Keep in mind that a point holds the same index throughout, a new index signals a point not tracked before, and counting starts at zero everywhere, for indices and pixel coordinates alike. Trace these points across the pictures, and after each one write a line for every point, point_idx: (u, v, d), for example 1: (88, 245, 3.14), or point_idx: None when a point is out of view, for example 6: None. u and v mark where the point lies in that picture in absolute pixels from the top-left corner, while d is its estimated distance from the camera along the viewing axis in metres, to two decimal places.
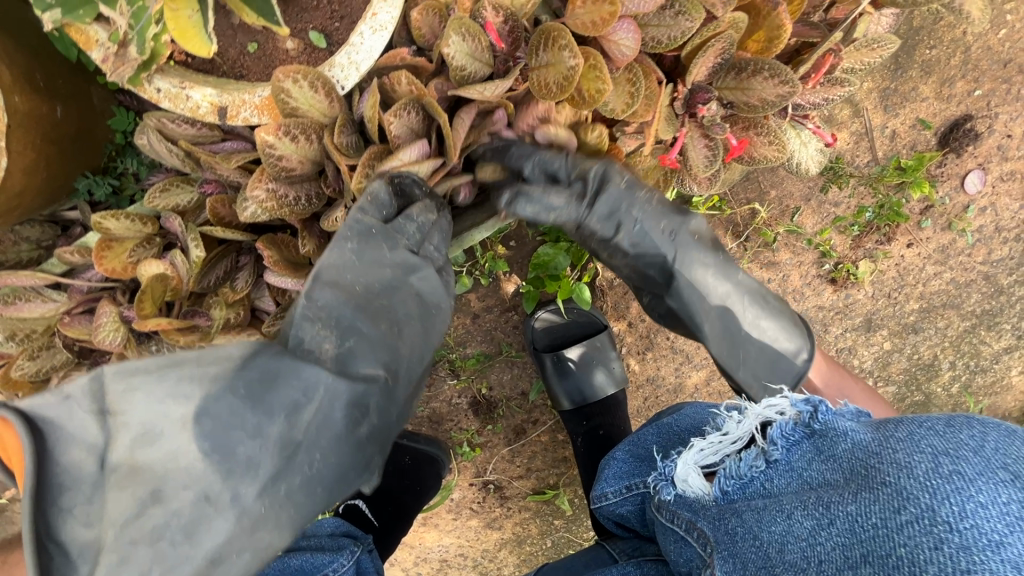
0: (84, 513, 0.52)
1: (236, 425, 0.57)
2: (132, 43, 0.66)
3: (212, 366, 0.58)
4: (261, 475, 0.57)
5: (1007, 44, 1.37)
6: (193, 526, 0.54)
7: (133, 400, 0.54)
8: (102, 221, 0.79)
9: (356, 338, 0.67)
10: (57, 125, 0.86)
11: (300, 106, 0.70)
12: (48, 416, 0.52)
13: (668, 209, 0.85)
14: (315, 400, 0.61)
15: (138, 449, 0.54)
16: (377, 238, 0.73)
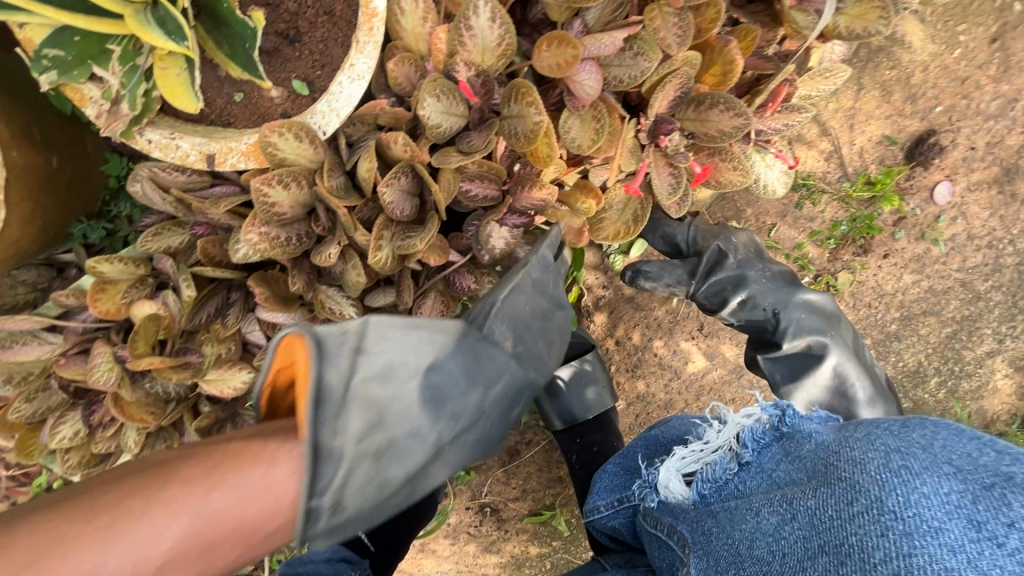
0: (331, 425, 0.62)
1: (445, 388, 0.71)
2: (123, 100, 0.72)
3: (441, 335, 0.72)
4: (455, 425, 0.72)
5: (964, 62, 1.42)
6: (404, 452, 0.69)
7: (389, 345, 0.67)
8: (96, 265, 0.84)
9: (524, 347, 0.83)
10: (53, 174, 0.90)
11: (287, 156, 0.74)
12: (328, 343, 0.61)
13: (780, 285, 1.16)
14: (502, 383, 0.78)
15: (375, 385, 0.66)
16: (540, 268, 0.85)
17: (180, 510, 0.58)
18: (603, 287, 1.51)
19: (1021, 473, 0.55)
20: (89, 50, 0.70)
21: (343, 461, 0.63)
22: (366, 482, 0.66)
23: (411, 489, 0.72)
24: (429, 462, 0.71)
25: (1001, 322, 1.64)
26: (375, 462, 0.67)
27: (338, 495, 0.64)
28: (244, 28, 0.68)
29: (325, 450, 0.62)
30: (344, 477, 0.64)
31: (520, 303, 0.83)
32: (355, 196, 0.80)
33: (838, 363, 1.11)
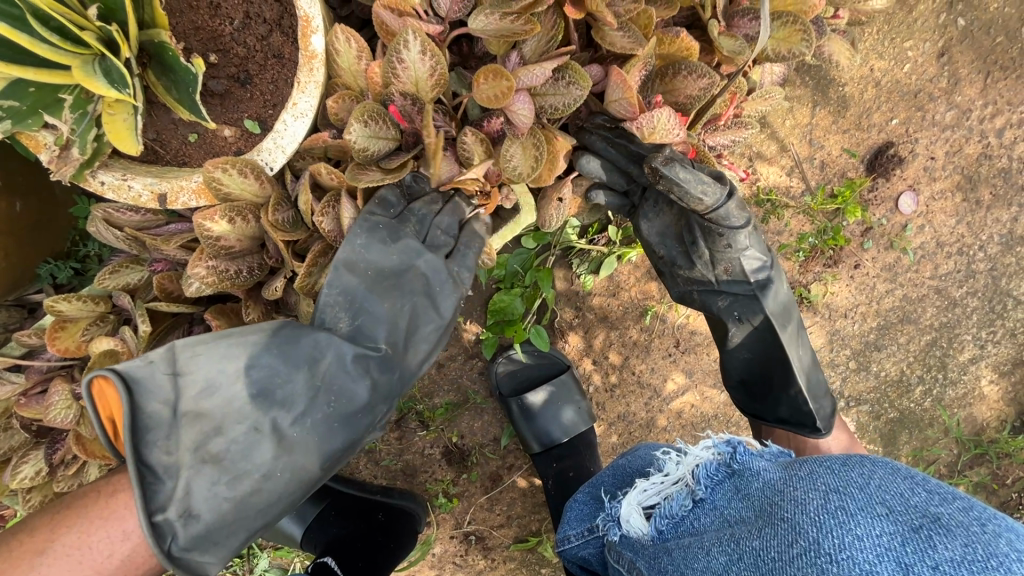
0: (163, 444, 0.72)
1: (271, 380, 0.78)
2: (73, 145, 0.75)
3: (252, 335, 0.78)
4: (293, 409, 0.78)
5: (914, 77, 1.45)
6: (249, 448, 0.76)
7: (198, 361, 0.75)
8: (54, 304, 0.85)
9: (366, 317, 0.83)
10: (15, 219, 0.95)
11: (232, 191, 0.77)
12: (136, 376, 0.71)
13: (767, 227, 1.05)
14: (330, 356, 0.80)
15: (203, 400, 0.75)
16: (364, 237, 0.81)
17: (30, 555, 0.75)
18: (576, 308, 1.51)
19: (946, 514, 0.58)
20: (44, 99, 0.74)
21: (183, 472, 0.73)
22: (218, 484, 0.75)
23: (276, 482, 0.78)
24: (279, 450, 0.77)
25: (981, 327, 1.64)
26: (220, 465, 0.75)
27: (187, 505, 0.73)
28: (188, 73, 0.72)
29: (159, 467, 0.72)
30: (186, 487, 0.73)
31: (357, 273, 0.82)
32: (301, 229, 0.83)
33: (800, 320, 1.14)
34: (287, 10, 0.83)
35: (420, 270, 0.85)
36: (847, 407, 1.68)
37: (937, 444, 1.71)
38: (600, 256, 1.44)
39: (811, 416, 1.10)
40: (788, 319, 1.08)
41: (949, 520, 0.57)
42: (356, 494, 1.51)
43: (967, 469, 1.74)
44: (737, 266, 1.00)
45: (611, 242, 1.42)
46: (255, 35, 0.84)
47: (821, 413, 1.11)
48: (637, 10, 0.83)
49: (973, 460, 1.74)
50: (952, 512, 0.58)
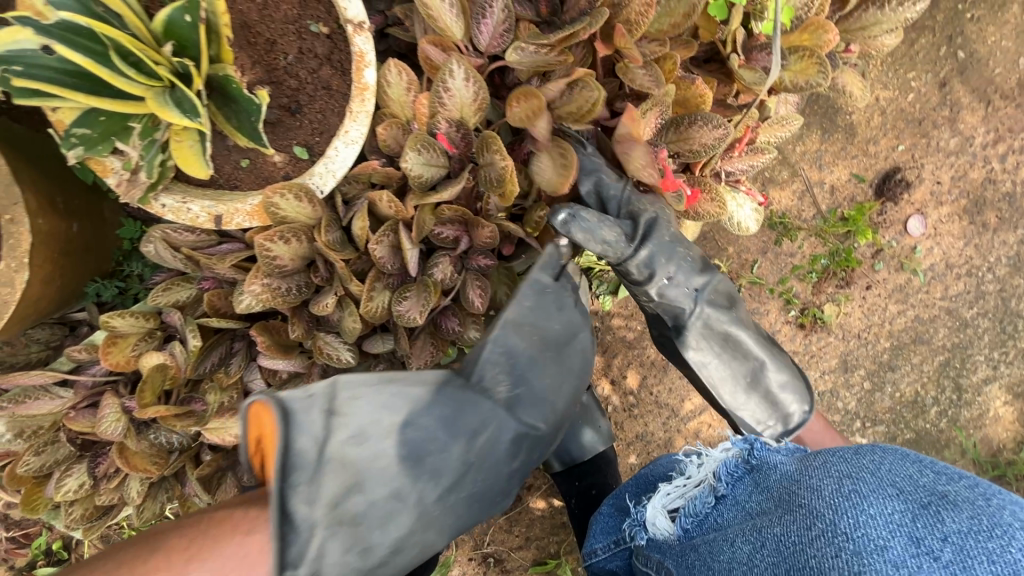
0: (306, 491, 0.66)
1: (425, 445, 0.74)
2: (141, 169, 0.80)
3: (418, 388, 0.75)
4: (440, 482, 0.75)
5: (918, 105, 1.51)
6: (387, 514, 0.72)
7: (358, 407, 0.72)
8: (109, 320, 0.89)
9: (523, 387, 0.84)
10: (71, 239, 0.97)
11: (287, 214, 0.82)
12: (296, 410, 0.67)
13: (698, 269, 0.96)
14: (487, 431, 0.79)
15: (351, 446, 0.71)
16: (533, 300, 0.87)
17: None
18: (595, 328, 1.55)
19: (952, 492, 0.60)
20: (112, 127, 0.78)
21: (314, 531, 0.67)
22: (348, 548, 0.69)
23: (402, 553, 0.74)
24: (417, 523, 0.74)
25: (993, 348, 1.67)
26: (357, 526, 0.70)
27: (315, 566, 0.67)
28: (251, 104, 0.78)
29: (296, 519, 0.66)
30: (319, 546, 0.67)
31: (522, 336, 0.86)
32: (350, 249, 0.88)
33: (750, 355, 0.97)
34: (337, 46, 0.89)
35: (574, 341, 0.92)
36: (863, 428, 1.68)
37: (955, 466, 1.71)
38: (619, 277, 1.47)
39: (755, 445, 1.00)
40: (725, 354, 0.97)
41: (956, 497, 0.59)
42: None
43: None
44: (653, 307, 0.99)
45: None
46: (307, 68, 0.90)
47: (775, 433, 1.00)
48: (662, 52, 0.89)
49: (991, 482, 1.74)
50: (959, 489, 0.60)
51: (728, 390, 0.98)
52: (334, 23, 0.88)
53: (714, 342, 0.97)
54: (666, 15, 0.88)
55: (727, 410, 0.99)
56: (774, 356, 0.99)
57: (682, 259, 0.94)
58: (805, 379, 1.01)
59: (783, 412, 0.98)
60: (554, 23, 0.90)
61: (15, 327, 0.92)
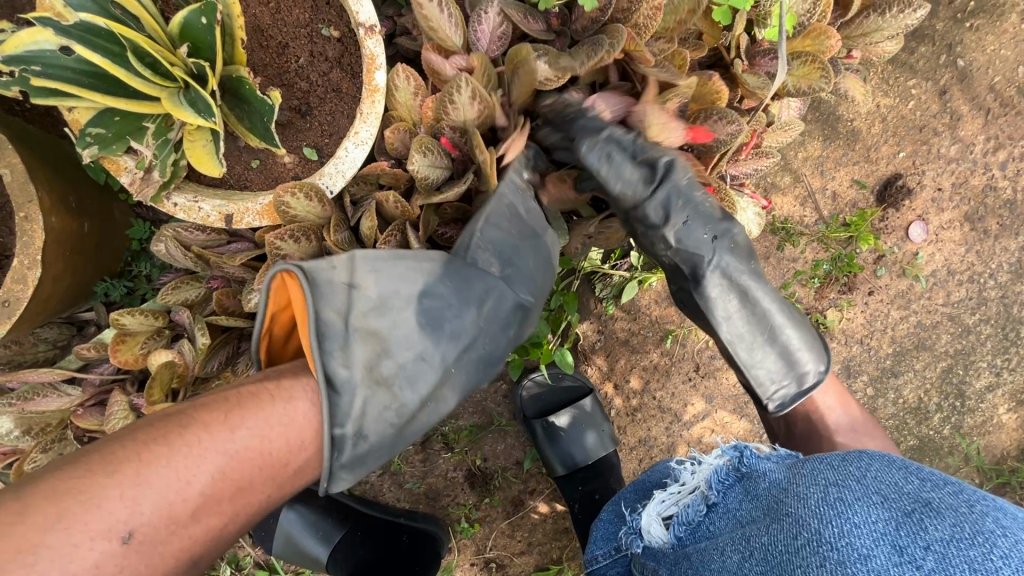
0: (341, 354, 0.72)
1: (441, 311, 0.80)
2: (155, 168, 0.81)
3: (425, 263, 0.81)
4: (460, 343, 0.80)
5: (919, 113, 1.53)
6: (414, 377, 0.77)
7: (375, 279, 0.76)
8: (119, 318, 0.89)
9: (515, 268, 0.87)
10: (83, 237, 0.98)
11: (298, 213, 0.83)
12: (321, 280, 0.71)
13: (717, 218, 0.92)
14: (491, 301, 0.84)
15: (373, 316, 0.76)
16: (510, 197, 0.86)
17: (208, 453, 0.65)
18: (598, 332, 1.55)
19: (936, 498, 0.61)
20: (127, 127, 0.80)
21: (356, 391, 0.72)
22: (386, 408, 0.75)
23: (431, 416, 0.80)
24: (441, 385, 0.79)
25: (996, 354, 1.67)
26: (390, 389, 0.75)
27: (359, 426, 0.73)
28: (264, 105, 0.79)
29: (336, 380, 0.71)
30: (361, 406, 0.73)
31: (503, 227, 0.86)
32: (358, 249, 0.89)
33: (766, 305, 0.96)
34: (348, 50, 0.90)
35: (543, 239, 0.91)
36: None
37: (958, 472, 1.72)
38: (623, 281, 1.47)
39: (766, 405, 0.98)
40: (743, 308, 0.95)
41: (939, 504, 0.60)
42: (379, 516, 1.50)
43: None
44: (667, 259, 0.95)
45: (633, 268, 1.44)
46: (318, 71, 0.91)
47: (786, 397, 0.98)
48: (671, 49, 0.91)
49: (995, 490, 1.74)
50: (942, 496, 0.61)
51: (745, 346, 0.96)
52: (345, 27, 0.89)
53: (732, 293, 0.94)
54: (671, 13, 0.88)
55: (742, 368, 0.97)
56: (790, 313, 0.98)
57: (700, 206, 0.90)
58: (822, 340, 1.01)
59: (799, 372, 0.97)
60: (566, 33, 0.91)
61: (25, 326, 0.92)
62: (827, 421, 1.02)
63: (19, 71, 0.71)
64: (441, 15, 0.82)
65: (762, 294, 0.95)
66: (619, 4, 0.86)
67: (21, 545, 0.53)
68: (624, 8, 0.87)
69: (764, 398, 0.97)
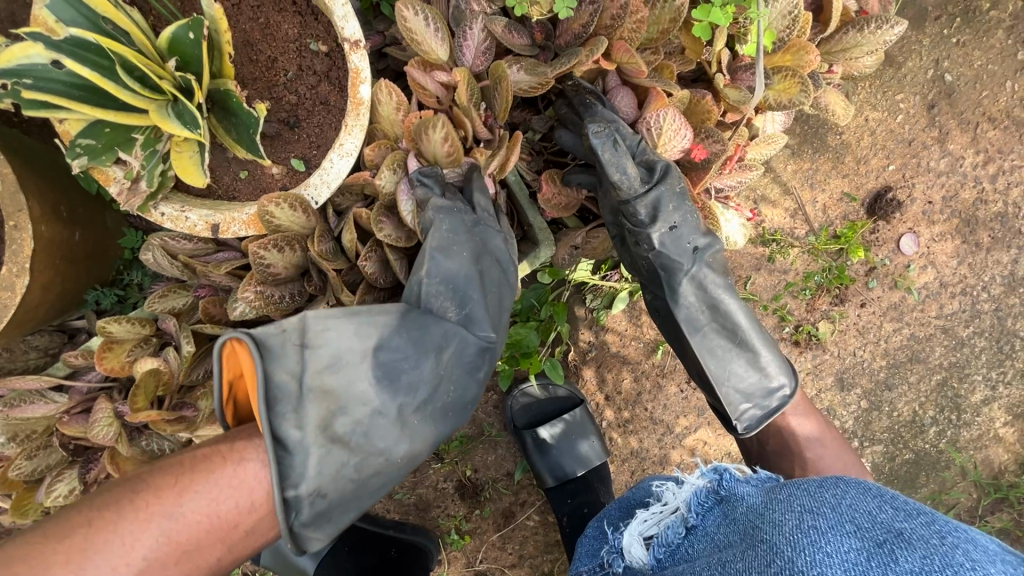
0: (293, 416, 0.70)
1: (400, 363, 0.78)
2: (143, 178, 0.83)
3: (380, 316, 0.77)
4: (419, 395, 0.79)
5: (908, 126, 1.53)
6: (371, 432, 0.75)
7: (325, 337, 0.73)
8: (106, 326, 0.90)
9: (473, 305, 0.84)
10: (74, 246, 0.99)
11: (282, 223, 0.84)
12: (270, 343, 0.70)
13: (700, 229, 0.93)
14: (452, 346, 0.82)
15: (328, 374, 0.73)
16: (450, 225, 0.85)
17: (155, 517, 0.64)
18: (589, 343, 1.55)
19: (908, 529, 0.61)
20: (117, 138, 0.82)
21: (309, 452, 0.71)
22: (344, 465, 0.73)
23: (396, 467, 0.79)
24: (403, 435, 0.77)
25: (990, 367, 1.66)
26: (347, 445, 0.74)
27: (316, 486, 0.71)
28: (249, 117, 0.80)
29: (287, 441, 0.69)
30: (316, 465, 0.71)
31: (455, 258, 0.84)
32: (342, 259, 0.91)
33: (737, 319, 0.98)
34: (336, 63, 0.92)
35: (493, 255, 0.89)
36: (862, 447, 1.68)
37: (956, 487, 1.70)
38: (613, 292, 1.47)
39: (735, 424, 0.98)
40: (714, 320, 0.98)
41: (911, 535, 0.60)
42: (371, 528, 1.51)
43: (988, 515, 1.72)
44: (643, 267, 0.97)
45: (623, 279, 1.44)
46: (306, 85, 0.93)
47: (755, 417, 0.98)
48: (656, 61, 0.92)
49: (993, 505, 1.72)
50: (915, 527, 0.61)
51: (716, 359, 0.98)
52: (332, 42, 0.91)
53: (704, 304, 0.97)
54: (654, 24, 0.89)
55: (713, 385, 0.98)
56: (759, 328, 1.00)
57: (689, 215, 0.91)
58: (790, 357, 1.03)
59: (767, 388, 0.98)
60: (549, 48, 0.93)
61: (14, 333, 0.93)
62: (808, 435, 1.03)
63: (12, 84, 0.73)
64: (427, 31, 0.85)
65: (735, 309, 0.98)
66: (603, 20, 0.86)
67: None
68: (607, 25, 0.86)
69: (736, 424, 0.98)
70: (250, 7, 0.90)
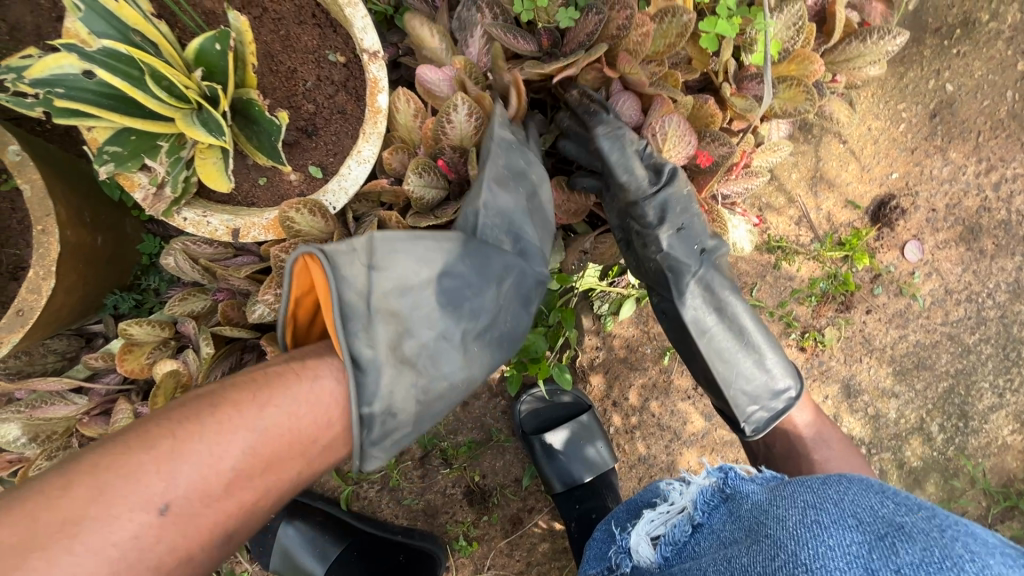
0: (366, 335, 0.72)
1: (462, 290, 0.80)
2: (167, 184, 0.85)
3: (444, 242, 0.80)
4: (480, 321, 0.82)
5: (910, 135, 1.56)
6: (437, 356, 0.78)
7: (393, 260, 0.75)
8: (127, 327, 0.92)
9: (526, 240, 0.88)
10: (96, 251, 1.02)
11: (302, 228, 0.86)
12: (340, 262, 0.70)
13: (709, 232, 0.96)
14: (511, 276, 0.85)
15: (395, 297, 0.75)
16: (506, 157, 0.86)
17: (235, 432, 0.67)
18: (597, 348, 1.56)
19: (910, 523, 0.62)
20: (142, 145, 0.84)
21: (381, 369, 0.72)
22: (412, 385, 0.76)
23: (457, 392, 0.82)
24: (464, 360, 0.81)
25: (997, 374, 1.67)
26: (415, 368, 0.76)
27: (386, 405, 0.74)
28: (272, 125, 0.83)
29: (362, 360, 0.71)
30: (388, 383, 0.73)
31: (509, 193, 0.87)
32: None
33: (744, 323, 1.00)
34: (353, 74, 0.95)
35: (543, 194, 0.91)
36: (870, 454, 1.68)
37: (965, 496, 1.70)
38: (620, 298, 1.48)
39: (744, 425, 0.99)
40: (723, 323, 0.99)
41: (911, 528, 0.62)
42: (376, 532, 1.52)
43: (998, 523, 1.71)
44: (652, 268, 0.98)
45: (630, 285, 1.46)
46: (324, 94, 0.96)
47: (763, 419, 1.00)
48: (661, 72, 0.94)
49: (1004, 514, 1.72)
50: (915, 520, 0.63)
51: (726, 361, 0.98)
52: (350, 53, 0.94)
53: (712, 306, 0.98)
54: (661, 38, 0.91)
55: (722, 386, 0.98)
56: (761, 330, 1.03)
57: (695, 220, 0.94)
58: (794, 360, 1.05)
59: (772, 388, 1.00)
60: (555, 55, 0.95)
61: (36, 336, 0.95)
62: (819, 438, 1.04)
63: (44, 93, 0.76)
64: (433, 39, 0.90)
65: (742, 312, 1.00)
66: (608, 30, 0.89)
67: (70, 517, 0.57)
68: (613, 35, 0.89)
69: (744, 425, 0.99)
70: (272, 19, 0.93)
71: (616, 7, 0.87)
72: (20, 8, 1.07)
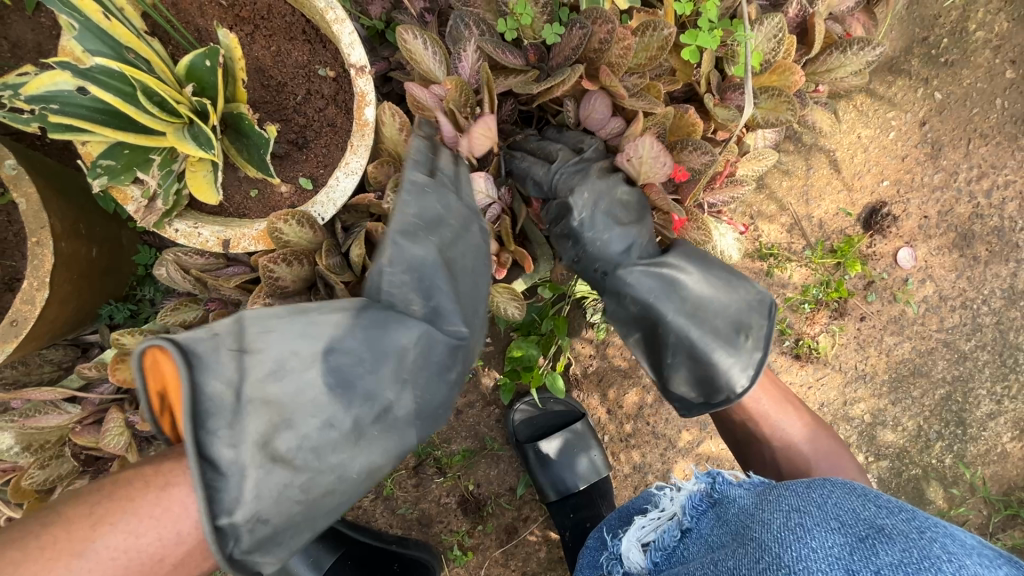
0: (227, 433, 0.67)
1: (353, 368, 0.76)
2: (159, 197, 0.87)
3: (333, 316, 0.77)
4: (375, 403, 0.77)
5: (900, 143, 1.57)
6: (323, 445, 0.73)
7: (269, 339, 0.72)
8: (120, 338, 0.94)
9: (438, 297, 0.83)
10: (91, 262, 1.04)
11: (290, 239, 0.88)
12: (199, 351, 0.67)
13: (620, 250, 0.96)
14: (418, 345, 0.80)
15: (270, 383, 0.71)
16: (416, 205, 0.83)
17: (59, 565, 0.62)
18: (590, 357, 1.56)
19: (890, 525, 0.63)
20: (135, 159, 0.86)
21: (246, 472, 0.68)
22: (289, 484, 0.71)
23: (350, 485, 0.76)
24: (357, 449, 0.76)
25: (994, 382, 1.66)
26: (291, 465, 0.71)
27: (253, 510, 0.69)
28: (261, 138, 0.85)
29: (221, 462, 0.67)
30: (254, 487, 0.68)
31: (419, 249, 0.83)
32: (348, 273, 0.94)
33: (674, 327, 0.94)
34: (342, 87, 0.97)
35: (462, 245, 0.87)
36: (867, 461, 1.68)
37: (965, 504, 1.69)
38: None
39: (669, 400, 1.00)
40: (643, 326, 0.97)
41: (891, 530, 0.62)
42: (370, 542, 1.50)
43: (999, 532, 1.70)
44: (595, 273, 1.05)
45: None
46: (314, 108, 0.98)
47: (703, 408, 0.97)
48: (644, 83, 0.95)
49: (1005, 522, 1.70)
50: (896, 523, 0.63)
51: (650, 357, 0.99)
52: (339, 67, 0.96)
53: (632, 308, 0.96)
54: (643, 51, 0.93)
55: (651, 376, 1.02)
56: (713, 341, 0.93)
57: (600, 246, 0.96)
58: (761, 358, 0.93)
59: (707, 392, 0.95)
60: (543, 69, 0.98)
61: (30, 346, 0.97)
62: (819, 438, 1.05)
63: (39, 109, 0.78)
64: (425, 53, 0.90)
65: (666, 318, 0.94)
66: (592, 44, 0.91)
67: None
68: (596, 48, 0.91)
69: (679, 410, 1.00)
70: (263, 36, 0.96)
71: (599, 21, 0.89)
72: (20, 26, 1.10)
